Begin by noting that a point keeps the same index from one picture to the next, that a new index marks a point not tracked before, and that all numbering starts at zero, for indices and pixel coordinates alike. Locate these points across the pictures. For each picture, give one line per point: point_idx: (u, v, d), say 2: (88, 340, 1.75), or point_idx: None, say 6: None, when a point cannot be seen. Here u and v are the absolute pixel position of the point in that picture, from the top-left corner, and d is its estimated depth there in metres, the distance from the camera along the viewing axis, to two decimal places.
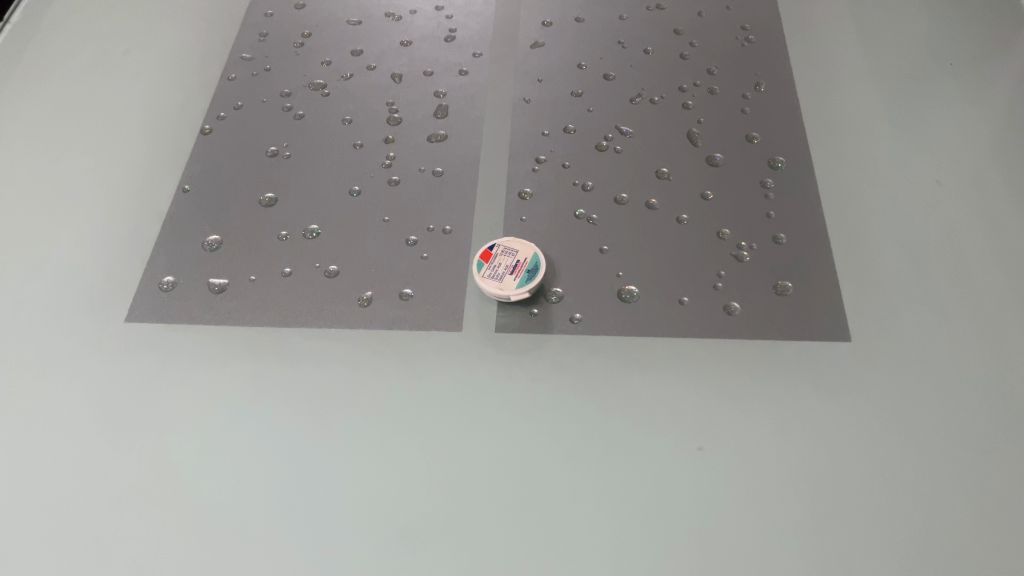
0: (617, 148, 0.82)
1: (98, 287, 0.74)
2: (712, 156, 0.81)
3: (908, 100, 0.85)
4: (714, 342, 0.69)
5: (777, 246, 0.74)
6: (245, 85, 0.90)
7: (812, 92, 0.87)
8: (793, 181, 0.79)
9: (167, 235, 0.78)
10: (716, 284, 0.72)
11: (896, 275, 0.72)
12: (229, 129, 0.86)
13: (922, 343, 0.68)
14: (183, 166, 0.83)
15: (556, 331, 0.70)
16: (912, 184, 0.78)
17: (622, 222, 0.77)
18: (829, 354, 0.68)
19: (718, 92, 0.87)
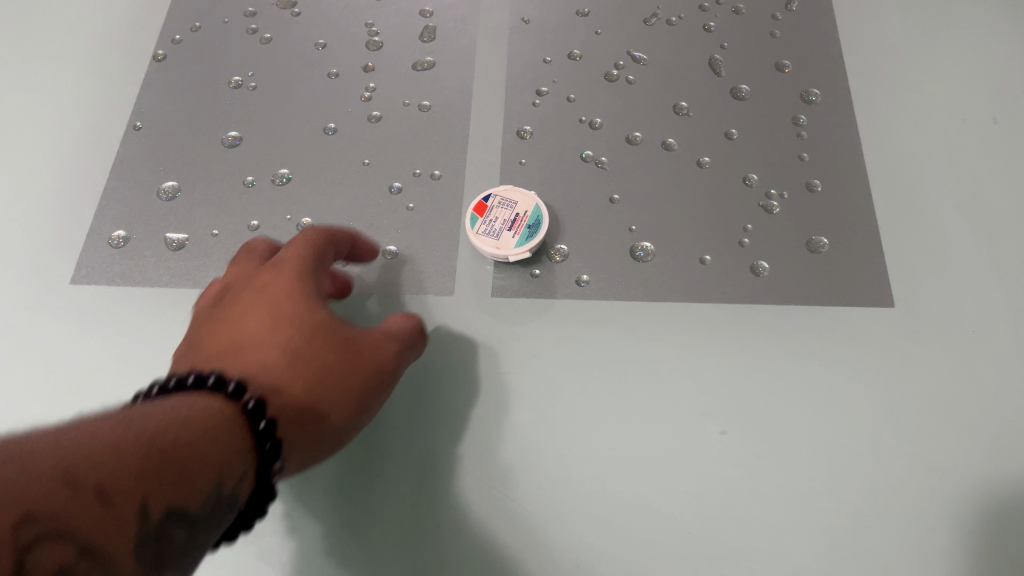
0: (629, 78, 0.72)
1: (42, 245, 0.66)
2: (736, 88, 0.71)
3: (961, 21, 0.75)
4: (737, 308, 0.61)
5: (811, 196, 0.66)
6: (203, 4, 0.80)
7: (850, 12, 0.76)
8: (829, 119, 0.70)
9: (117, 183, 0.68)
10: (742, 240, 0.64)
11: (946, 230, 0.63)
12: (186, 57, 0.76)
13: (974, 309, 0.60)
14: (136, 100, 0.73)
15: (560, 295, 0.62)
16: (964, 121, 0.69)
17: (634, 165, 0.68)
18: (868, 324, 0.60)
19: (744, 11, 0.76)
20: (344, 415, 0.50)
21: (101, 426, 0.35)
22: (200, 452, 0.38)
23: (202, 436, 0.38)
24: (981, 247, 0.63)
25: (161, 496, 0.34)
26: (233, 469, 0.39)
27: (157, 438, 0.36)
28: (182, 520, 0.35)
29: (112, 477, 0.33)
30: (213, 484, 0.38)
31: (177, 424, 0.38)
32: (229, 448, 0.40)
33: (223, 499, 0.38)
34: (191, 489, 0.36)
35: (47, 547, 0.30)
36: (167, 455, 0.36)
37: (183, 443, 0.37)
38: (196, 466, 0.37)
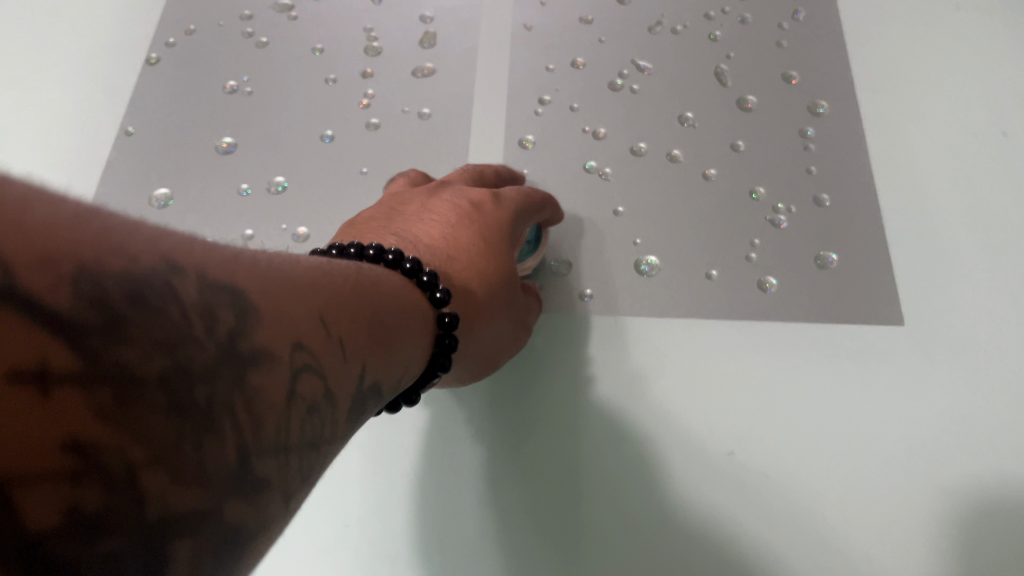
0: (633, 87, 0.71)
1: None
2: (743, 99, 0.70)
3: (971, 32, 0.73)
4: (744, 326, 0.60)
5: (819, 210, 0.64)
6: (198, 6, 0.78)
7: (857, 23, 0.75)
8: (837, 131, 0.68)
9: (108, 190, 0.67)
10: (749, 255, 0.62)
11: (958, 245, 0.62)
12: (179, 60, 0.74)
13: (989, 325, 0.58)
14: (128, 104, 0.72)
15: (563, 311, 0.61)
16: (975, 134, 0.67)
17: (640, 176, 0.66)
18: (878, 340, 0.59)
19: (751, 21, 0.75)
20: (513, 337, 0.50)
21: (333, 278, 0.33)
22: (398, 317, 0.37)
23: (398, 313, 0.37)
24: (994, 260, 0.61)
25: (371, 356, 0.33)
26: (414, 349, 0.39)
27: (370, 298, 0.35)
28: (377, 379, 0.34)
29: (343, 334, 0.31)
30: (395, 368, 0.36)
31: (391, 295, 0.37)
32: (419, 338, 0.39)
33: (399, 374, 0.37)
34: (376, 347, 0.34)
35: (309, 411, 0.28)
36: (379, 324, 0.35)
37: (392, 312, 0.36)
38: (395, 339, 0.36)
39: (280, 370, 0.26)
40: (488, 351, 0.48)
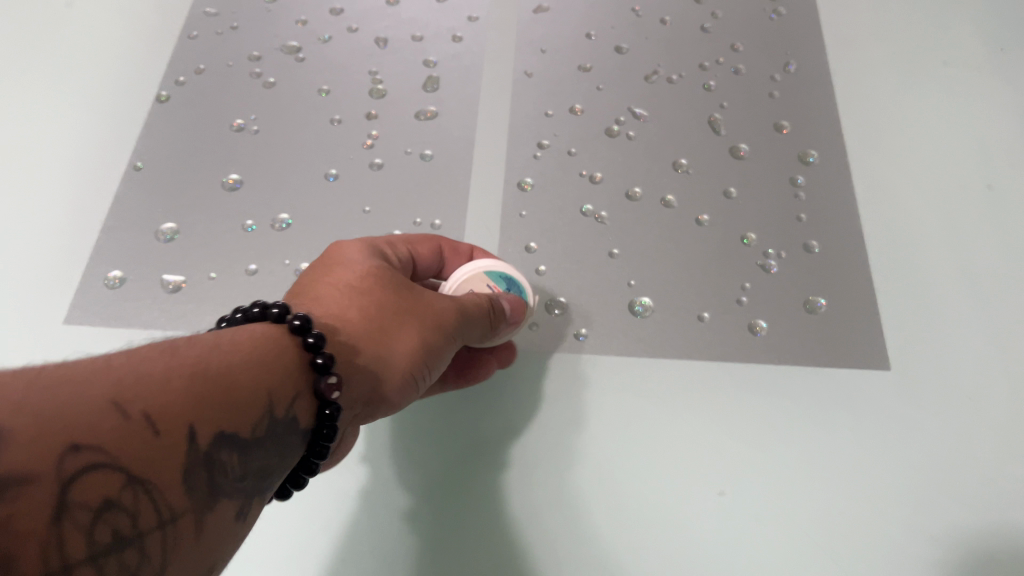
0: (629, 134, 0.73)
1: (39, 282, 0.66)
2: (735, 147, 0.72)
3: (956, 88, 0.76)
4: (735, 368, 0.61)
5: (809, 256, 0.66)
6: (208, 46, 0.80)
7: (847, 76, 0.78)
8: (827, 181, 0.70)
9: (115, 222, 0.68)
10: (740, 298, 0.64)
11: (943, 295, 0.64)
12: (189, 97, 0.76)
13: (971, 374, 0.60)
14: (137, 139, 0.73)
15: (558, 350, 0.62)
16: (960, 188, 0.70)
17: (634, 221, 0.68)
18: (863, 385, 0.60)
19: (744, 72, 0.77)
20: (427, 355, 0.46)
21: (154, 358, 0.33)
22: (253, 375, 0.36)
23: (253, 371, 0.36)
24: (976, 311, 0.63)
25: (212, 426, 0.32)
26: (291, 404, 0.37)
27: (206, 364, 0.34)
28: (230, 445, 0.33)
29: (167, 417, 0.31)
30: (263, 428, 0.35)
31: (241, 356, 0.36)
32: (293, 393, 0.38)
33: (279, 430, 0.37)
34: (223, 414, 0.33)
35: (107, 518, 0.28)
36: (224, 390, 0.34)
37: (240, 370, 0.35)
38: (250, 400, 0.35)
39: (48, 489, 0.26)
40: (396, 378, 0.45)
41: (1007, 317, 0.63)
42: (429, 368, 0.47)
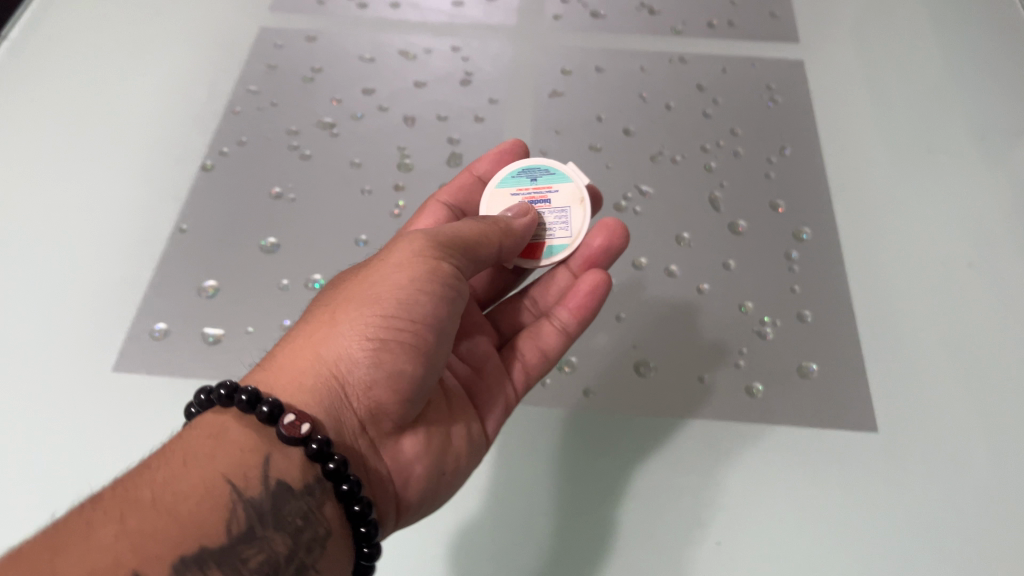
0: (637, 208, 0.79)
1: (90, 332, 0.71)
2: (735, 223, 0.78)
3: (938, 175, 0.82)
4: (732, 428, 0.66)
5: (802, 325, 0.71)
6: (249, 120, 0.87)
7: (838, 161, 0.84)
8: (819, 256, 0.76)
9: (161, 280, 0.74)
10: (738, 363, 0.69)
11: (927, 364, 0.69)
12: (231, 167, 0.83)
13: (952, 438, 0.65)
14: (183, 205, 0.80)
15: (569, 407, 0.68)
16: (943, 266, 0.75)
17: (640, 289, 0.74)
18: (851, 446, 0.65)
19: (742, 155, 0.84)
20: (391, 323, 0.50)
21: (115, 512, 0.41)
22: (203, 487, 0.43)
23: (201, 483, 0.43)
24: (958, 379, 0.68)
25: (162, 566, 0.40)
26: (265, 479, 0.45)
27: (156, 498, 0.42)
28: (204, 567, 0.41)
29: None
30: (244, 527, 0.44)
31: (189, 468, 0.44)
32: (261, 465, 0.46)
33: (269, 517, 0.45)
34: (179, 543, 0.41)
35: None
36: (172, 520, 0.41)
37: (193, 501, 0.43)
38: (209, 516, 0.43)
39: None
40: (375, 362, 0.49)
41: (987, 386, 0.67)
42: (413, 329, 0.50)
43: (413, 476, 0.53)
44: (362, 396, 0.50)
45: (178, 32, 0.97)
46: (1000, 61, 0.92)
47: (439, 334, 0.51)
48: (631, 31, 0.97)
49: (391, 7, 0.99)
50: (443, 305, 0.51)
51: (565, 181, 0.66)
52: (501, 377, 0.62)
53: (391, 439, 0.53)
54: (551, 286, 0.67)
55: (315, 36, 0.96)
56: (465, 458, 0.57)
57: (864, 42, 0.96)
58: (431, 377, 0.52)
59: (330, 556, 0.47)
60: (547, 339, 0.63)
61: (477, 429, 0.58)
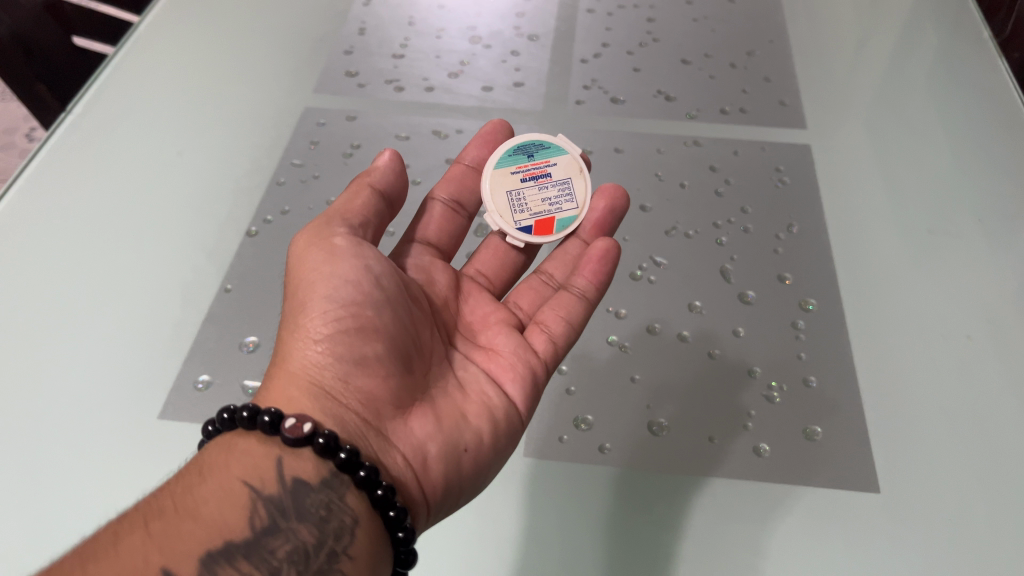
0: (651, 278, 0.84)
1: (138, 383, 0.77)
2: (744, 293, 0.83)
3: (939, 252, 0.87)
4: (740, 487, 0.70)
5: (808, 390, 0.75)
6: (292, 191, 0.94)
7: (844, 239, 0.89)
8: (825, 326, 0.80)
9: (206, 335, 0.80)
10: (746, 424, 0.73)
11: (927, 430, 0.72)
12: (274, 233, 0.89)
13: (952, 502, 0.68)
14: (228, 268, 0.86)
15: (584, 462, 0.71)
16: (944, 338, 0.79)
17: (653, 353, 0.78)
18: (853, 506, 0.68)
19: (752, 230, 0.89)
20: (331, 314, 0.56)
21: (143, 523, 0.46)
22: (222, 492, 0.49)
23: (221, 489, 0.49)
24: (958, 448, 0.71)
25: (188, 564, 0.45)
26: (281, 478, 0.50)
27: (179, 510, 0.47)
28: (231, 561, 0.46)
29: None
30: (266, 521, 0.48)
31: (209, 479, 0.49)
32: (275, 466, 0.50)
33: (291, 511, 0.49)
34: (203, 542, 0.46)
35: None
36: (194, 524, 0.47)
37: (209, 506, 0.48)
38: (232, 516, 0.48)
39: None
40: (336, 354, 0.55)
41: (987, 454, 0.70)
42: (349, 310, 0.56)
43: (431, 458, 0.56)
44: (347, 390, 0.55)
45: (229, 110, 1.06)
46: (1002, 150, 0.97)
47: (375, 305, 0.57)
48: (650, 116, 1.04)
49: (426, 91, 1.07)
50: (361, 274, 0.57)
51: (557, 154, 0.76)
52: (518, 354, 0.65)
53: (405, 425, 0.57)
54: (563, 257, 0.73)
55: (355, 115, 1.03)
56: (486, 430, 0.60)
57: (870, 130, 1.02)
58: (394, 349, 0.57)
59: (363, 540, 0.50)
60: (567, 307, 0.68)
61: (497, 403, 0.62)
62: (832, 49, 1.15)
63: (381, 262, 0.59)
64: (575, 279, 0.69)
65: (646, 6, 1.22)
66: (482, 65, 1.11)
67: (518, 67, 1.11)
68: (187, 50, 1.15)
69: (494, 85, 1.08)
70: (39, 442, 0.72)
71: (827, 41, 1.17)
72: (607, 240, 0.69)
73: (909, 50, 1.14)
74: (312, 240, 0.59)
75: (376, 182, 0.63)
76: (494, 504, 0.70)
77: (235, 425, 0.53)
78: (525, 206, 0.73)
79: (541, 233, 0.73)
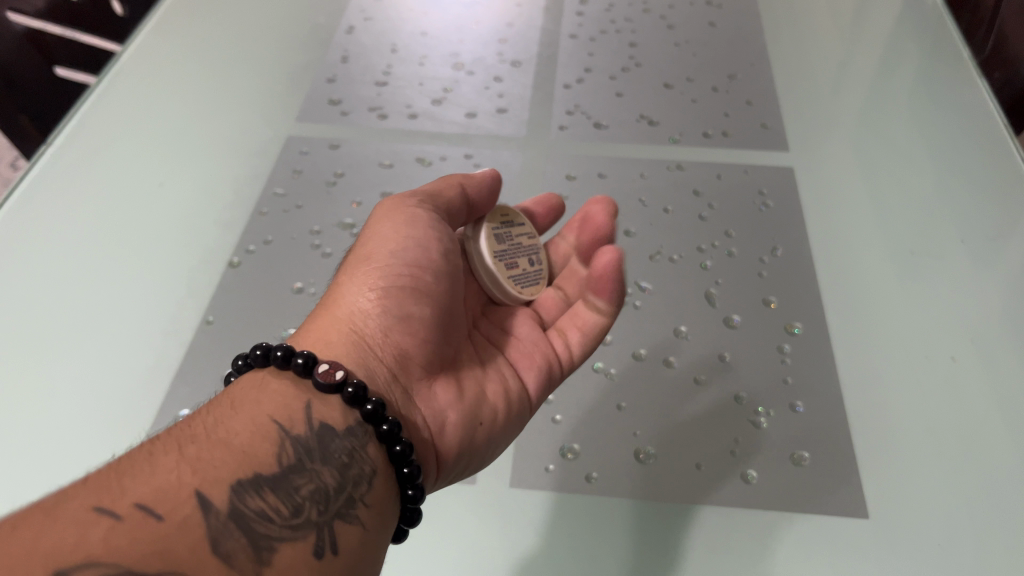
0: (636, 303, 0.84)
1: (119, 417, 0.76)
2: (729, 318, 0.83)
3: (922, 273, 0.87)
4: (727, 514, 0.69)
5: (795, 415, 0.75)
6: (275, 221, 0.93)
7: (828, 261, 0.89)
8: (810, 349, 0.80)
9: (188, 369, 0.79)
10: (733, 451, 0.73)
11: (913, 454, 0.72)
12: (257, 264, 0.88)
13: (939, 525, 0.67)
14: (210, 300, 0.85)
15: (572, 490, 0.71)
16: (927, 359, 0.79)
17: (639, 380, 0.78)
18: (844, 533, 0.68)
19: (736, 254, 0.89)
20: (388, 271, 0.60)
21: (176, 446, 0.46)
22: (252, 427, 0.49)
23: (249, 425, 0.49)
24: (948, 472, 0.70)
25: (221, 489, 0.45)
26: (308, 421, 0.51)
27: (211, 437, 0.47)
28: (259, 492, 0.46)
29: (166, 503, 0.42)
30: (292, 459, 0.49)
31: (238, 414, 0.50)
32: (304, 408, 0.52)
33: (315, 453, 0.50)
34: (234, 470, 0.46)
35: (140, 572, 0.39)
36: (225, 452, 0.47)
37: (240, 437, 0.48)
38: (261, 450, 0.48)
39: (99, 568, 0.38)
40: (388, 309, 0.59)
41: (978, 480, 0.70)
42: (408, 274, 0.60)
43: (449, 424, 0.60)
44: (387, 342, 0.58)
45: (213, 140, 1.05)
46: (983, 171, 0.98)
47: (433, 275, 0.62)
48: (633, 140, 1.04)
49: (410, 119, 1.07)
50: (428, 246, 0.62)
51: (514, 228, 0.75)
52: (536, 350, 0.70)
53: (426, 390, 0.60)
54: (574, 276, 0.77)
55: (338, 143, 1.03)
56: (501, 409, 0.64)
57: (852, 152, 1.03)
58: (436, 320, 0.61)
59: (377, 491, 0.52)
60: (585, 321, 0.72)
61: (512, 388, 0.67)
62: (813, 73, 1.16)
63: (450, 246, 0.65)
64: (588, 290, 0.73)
65: (628, 31, 1.23)
66: (466, 91, 1.11)
67: (502, 93, 1.11)
68: (170, 80, 1.15)
69: (477, 111, 1.08)
70: (18, 477, 0.71)
71: (809, 65, 1.17)
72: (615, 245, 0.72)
73: (889, 72, 1.15)
74: (397, 212, 0.64)
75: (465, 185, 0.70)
76: (481, 536, 0.69)
77: (269, 364, 0.54)
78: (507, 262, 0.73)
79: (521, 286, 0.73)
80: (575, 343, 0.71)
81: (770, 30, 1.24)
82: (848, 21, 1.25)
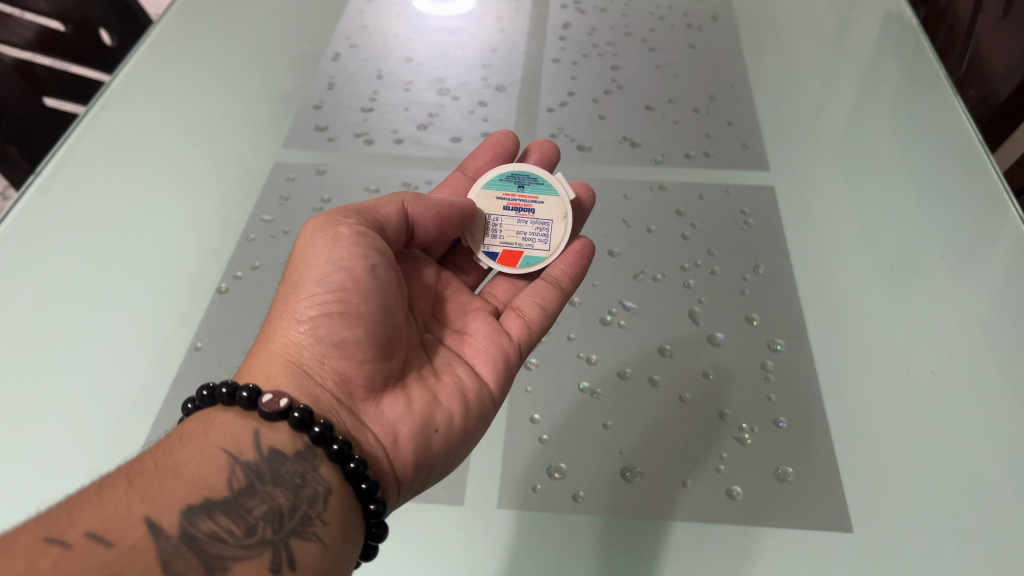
0: (621, 322, 0.86)
1: (107, 444, 0.76)
2: (712, 335, 0.84)
3: (904, 289, 0.88)
4: (713, 530, 0.70)
5: (778, 431, 0.76)
6: (263, 247, 0.94)
7: (809, 279, 0.90)
8: (793, 364, 0.81)
9: (176, 394, 0.79)
10: (718, 468, 0.73)
11: (895, 467, 0.73)
12: (245, 290, 0.89)
13: (922, 537, 0.68)
14: (198, 326, 0.86)
15: (558, 513, 0.71)
16: (909, 374, 0.80)
17: (624, 398, 0.79)
18: (826, 547, 0.68)
19: (718, 273, 0.91)
20: (318, 297, 0.59)
21: (125, 475, 0.47)
22: (201, 457, 0.50)
23: (199, 454, 0.50)
24: (930, 486, 0.71)
25: (171, 514, 0.45)
26: (257, 446, 0.52)
27: (162, 466, 0.48)
28: (211, 515, 0.47)
29: (114, 530, 0.43)
30: (244, 483, 0.49)
31: (188, 445, 0.51)
32: (252, 437, 0.52)
33: (267, 476, 0.50)
34: (184, 496, 0.47)
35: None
36: (176, 479, 0.48)
37: (188, 465, 0.49)
38: (211, 477, 0.49)
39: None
40: (320, 335, 0.58)
41: (962, 492, 0.71)
42: (335, 296, 0.58)
43: (402, 437, 0.59)
44: (324, 369, 0.58)
45: (199, 168, 1.06)
46: (962, 188, 0.99)
47: (363, 294, 0.59)
48: (616, 162, 1.06)
49: (396, 144, 1.08)
50: (356, 261, 0.60)
51: (549, 193, 0.79)
52: (492, 338, 0.69)
53: (376, 407, 0.60)
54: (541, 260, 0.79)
55: (325, 169, 1.04)
56: (457, 412, 0.63)
57: (833, 170, 1.05)
58: (375, 336, 0.59)
59: (335, 508, 0.52)
60: (543, 296, 0.73)
61: (469, 384, 0.66)
62: (794, 93, 1.18)
63: (377, 254, 0.62)
64: (551, 269, 0.75)
65: (610, 55, 1.25)
66: (451, 116, 1.13)
67: (487, 117, 1.13)
68: (156, 107, 1.16)
69: (463, 136, 1.09)
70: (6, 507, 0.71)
71: (789, 86, 1.19)
72: (583, 239, 0.77)
73: (869, 90, 1.16)
74: (318, 229, 0.62)
75: (410, 202, 0.68)
76: (470, 554, 0.69)
77: (214, 402, 0.54)
78: (500, 236, 0.78)
79: (505, 262, 0.77)
80: (532, 331, 0.71)
81: (750, 52, 1.26)
82: (829, 41, 1.27)
